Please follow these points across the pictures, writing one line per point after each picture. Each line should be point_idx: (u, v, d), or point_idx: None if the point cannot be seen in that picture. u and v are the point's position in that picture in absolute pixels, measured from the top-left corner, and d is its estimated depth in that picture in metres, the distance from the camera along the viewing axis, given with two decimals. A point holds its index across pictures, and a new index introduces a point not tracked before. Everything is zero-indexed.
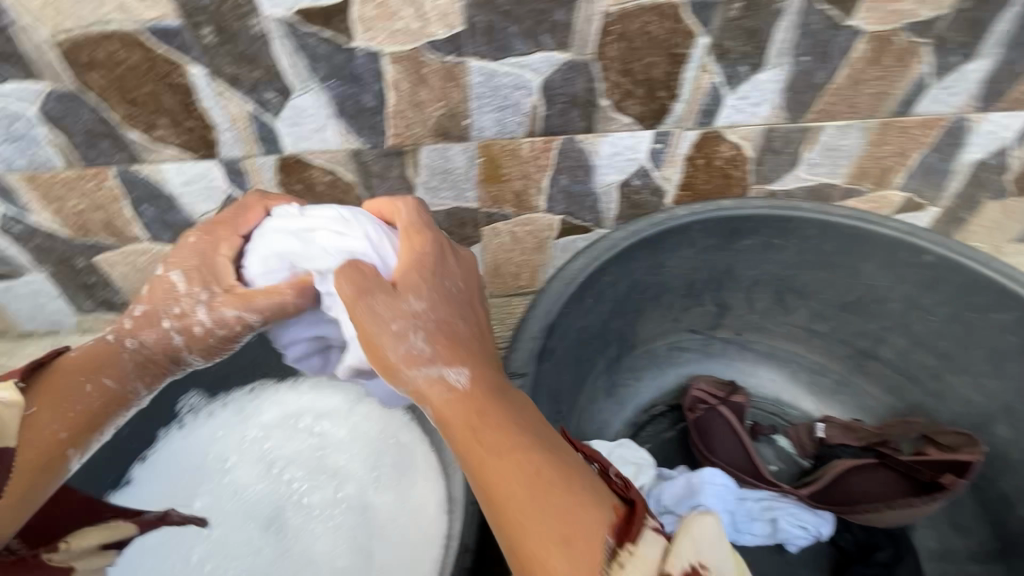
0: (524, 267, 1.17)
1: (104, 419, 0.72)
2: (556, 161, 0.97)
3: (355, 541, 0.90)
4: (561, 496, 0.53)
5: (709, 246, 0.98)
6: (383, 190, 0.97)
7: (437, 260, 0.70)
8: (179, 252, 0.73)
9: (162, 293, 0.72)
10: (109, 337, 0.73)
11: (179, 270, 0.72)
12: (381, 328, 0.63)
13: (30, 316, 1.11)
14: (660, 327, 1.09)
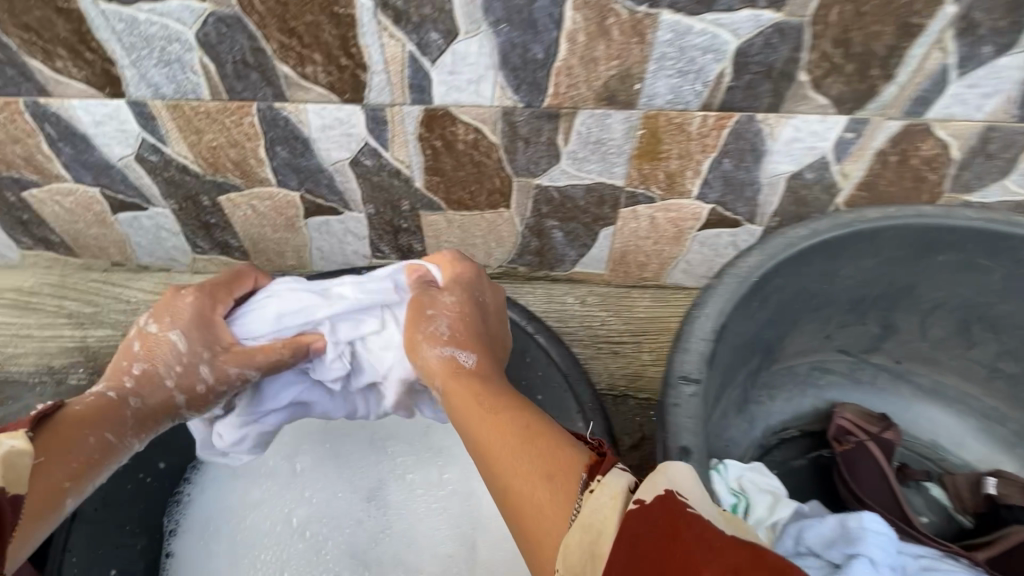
0: (654, 258, 1.06)
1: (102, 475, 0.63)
2: (726, 142, 0.85)
3: (458, 527, 0.86)
4: (544, 443, 0.52)
5: (895, 258, 0.83)
6: (526, 155, 0.88)
7: (473, 276, 0.77)
8: (189, 311, 0.72)
9: (162, 353, 0.69)
10: (108, 394, 0.66)
11: (179, 329, 0.70)
12: (418, 317, 0.73)
13: (148, 250, 1.11)
14: (808, 343, 0.95)
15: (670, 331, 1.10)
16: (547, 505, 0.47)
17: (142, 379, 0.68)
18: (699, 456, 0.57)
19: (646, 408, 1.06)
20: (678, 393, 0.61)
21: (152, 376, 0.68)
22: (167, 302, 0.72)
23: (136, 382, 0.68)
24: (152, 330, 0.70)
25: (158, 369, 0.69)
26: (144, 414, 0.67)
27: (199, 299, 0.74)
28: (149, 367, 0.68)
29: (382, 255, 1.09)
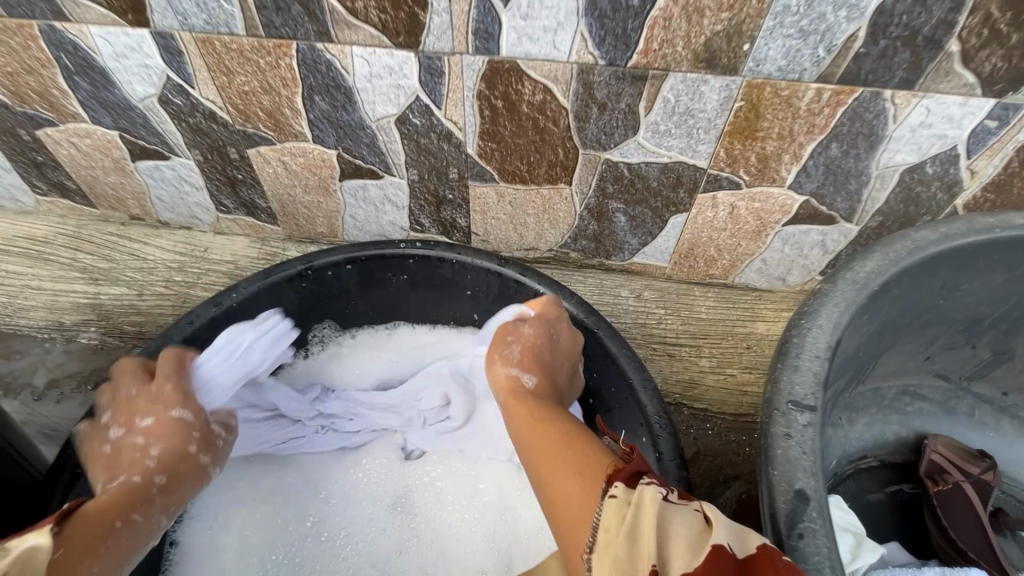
0: (726, 253, 0.94)
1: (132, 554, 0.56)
2: (840, 122, 0.72)
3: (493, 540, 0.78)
4: (579, 455, 0.52)
5: None
6: (598, 124, 0.77)
7: (558, 314, 0.75)
8: (176, 383, 0.71)
9: (172, 431, 0.68)
10: (129, 479, 0.62)
11: (182, 406, 0.70)
12: (497, 343, 0.76)
13: (169, 205, 1.02)
14: (903, 364, 0.83)
15: (735, 337, 0.98)
16: (575, 505, 0.46)
17: (160, 456, 0.66)
18: (821, 504, 0.45)
19: (702, 421, 0.93)
20: (789, 421, 0.49)
21: (167, 455, 0.66)
22: (128, 403, 0.69)
23: (156, 458, 0.65)
24: (148, 422, 0.68)
25: (172, 441, 0.67)
26: (173, 480, 0.65)
27: (174, 371, 0.71)
28: (162, 445, 0.66)
29: (421, 228, 0.99)
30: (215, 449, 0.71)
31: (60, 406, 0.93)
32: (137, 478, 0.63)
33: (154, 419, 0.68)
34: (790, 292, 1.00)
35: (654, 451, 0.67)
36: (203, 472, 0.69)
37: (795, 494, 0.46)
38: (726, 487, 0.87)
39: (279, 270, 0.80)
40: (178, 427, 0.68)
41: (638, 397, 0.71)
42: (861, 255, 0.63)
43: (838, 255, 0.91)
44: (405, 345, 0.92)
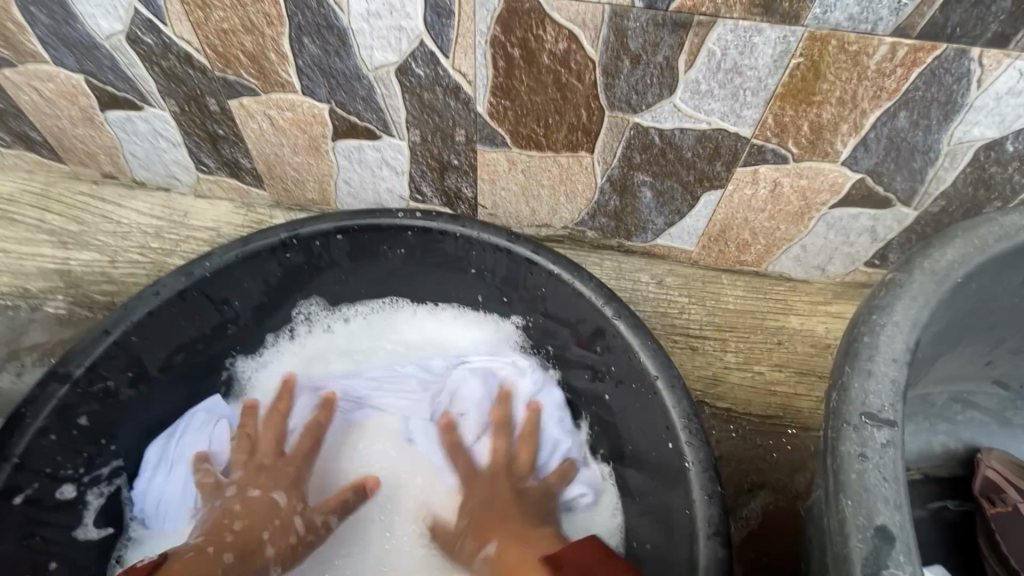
0: (762, 237, 0.84)
1: None
2: (914, 86, 0.62)
3: None
4: None
5: None
6: (629, 81, 0.66)
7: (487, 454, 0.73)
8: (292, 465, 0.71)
9: (267, 516, 0.66)
10: (207, 549, 0.61)
11: (281, 488, 0.69)
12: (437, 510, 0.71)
13: (145, 162, 0.92)
14: (960, 369, 0.73)
15: (765, 331, 0.88)
16: None
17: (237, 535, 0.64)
18: (908, 545, 0.38)
19: (725, 422, 0.83)
20: (864, 439, 0.42)
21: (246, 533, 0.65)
22: (246, 446, 0.72)
23: (235, 536, 0.64)
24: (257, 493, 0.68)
25: (259, 519, 0.66)
26: (242, 554, 0.63)
27: (301, 456, 0.72)
28: (246, 522, 0.65)
29: (422, 197, 0.89)
30: (290, 551, 0.65)
31: (20, 380, 0.84)
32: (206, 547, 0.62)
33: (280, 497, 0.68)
34: (828, 284, 0.90)
35: (683, 460, 0.59)
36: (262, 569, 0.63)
37: (875, 530, 0.39)
38: (750, 496, 0.78)
39: (259, 238, 0.71)
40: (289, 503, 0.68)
41: (665, 398, 0.62)
42: (939, 240, 0.53)
43: (888, 243, 0.81)
44: (384, 324, 0.83)
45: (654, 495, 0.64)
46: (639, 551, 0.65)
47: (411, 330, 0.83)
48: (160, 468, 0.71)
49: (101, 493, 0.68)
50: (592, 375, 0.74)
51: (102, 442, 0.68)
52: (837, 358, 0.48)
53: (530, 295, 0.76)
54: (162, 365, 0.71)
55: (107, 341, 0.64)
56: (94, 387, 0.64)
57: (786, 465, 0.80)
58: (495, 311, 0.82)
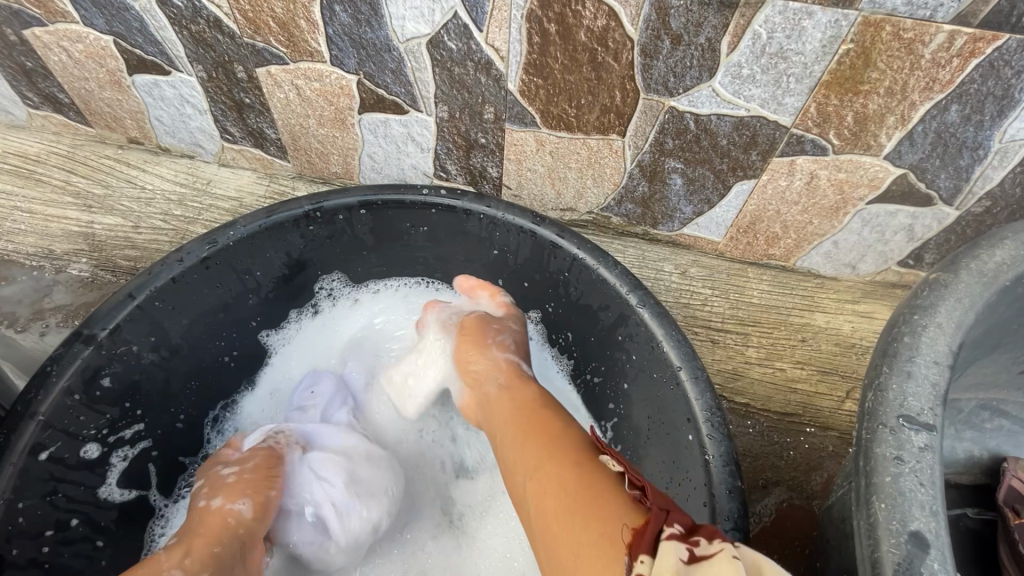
0: (793, 231, 0.82)
1: (213, 534, 0.58)
2: (969, 79, 0.59)
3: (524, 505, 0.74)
4: (568, 484, 0.47)
5: None
6: (668, 62, 0.64)
7: (490, 330, 0.71)
8: (249, 472, 0.65)
9: (196, 519, 0.60)
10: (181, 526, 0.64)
11: (247, 498, 0.62)
12: (472, 363, 0.69)
13: (170, 129, 0.92)
14: (993, 376, 0.70)
15: (789, 328, 0.86)
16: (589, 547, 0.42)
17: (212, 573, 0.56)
18: (943, 552, 0.38)
19: (742, 418, 0.81)
20: (901, 442, 0.41)
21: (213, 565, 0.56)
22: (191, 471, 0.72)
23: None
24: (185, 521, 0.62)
25: (201, 551, 0.56)
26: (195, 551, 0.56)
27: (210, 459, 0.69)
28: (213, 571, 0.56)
29: (446, 175, 0.87)
30: (233, 482, 0.64)
31: (44, 340, 0.85)
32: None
33: (216, 504, 0.61)
34: (858, 282, 0.88)
35: (702, 454, 0.58)
36: (229, 510, 0.61)
37: (909, 535, 0.38)
38: (765, 493, 0.77)
39: (282, 209, 0.70)
40: (259, 521, 0.62)
41: (687, 390, 0.60)
42: (987, 241, 0.51)
43: (925, 244, 0.78)
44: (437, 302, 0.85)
45: (669, 487, 0.63)
46: None
47: None
48: None
49: (125, 456, 0.70)
50: (611, 362, 0.73)
51: (125, 405, 0.68)
52: (875, 358, 0.47)
53: (556, 284, 0.75)
54: (184, 333, 0.72)
55: (132, 305, 0.65)
56: (118, 350, 0.65)
57: (803, 463, 0.79)
58: (516, 298, 0.81)
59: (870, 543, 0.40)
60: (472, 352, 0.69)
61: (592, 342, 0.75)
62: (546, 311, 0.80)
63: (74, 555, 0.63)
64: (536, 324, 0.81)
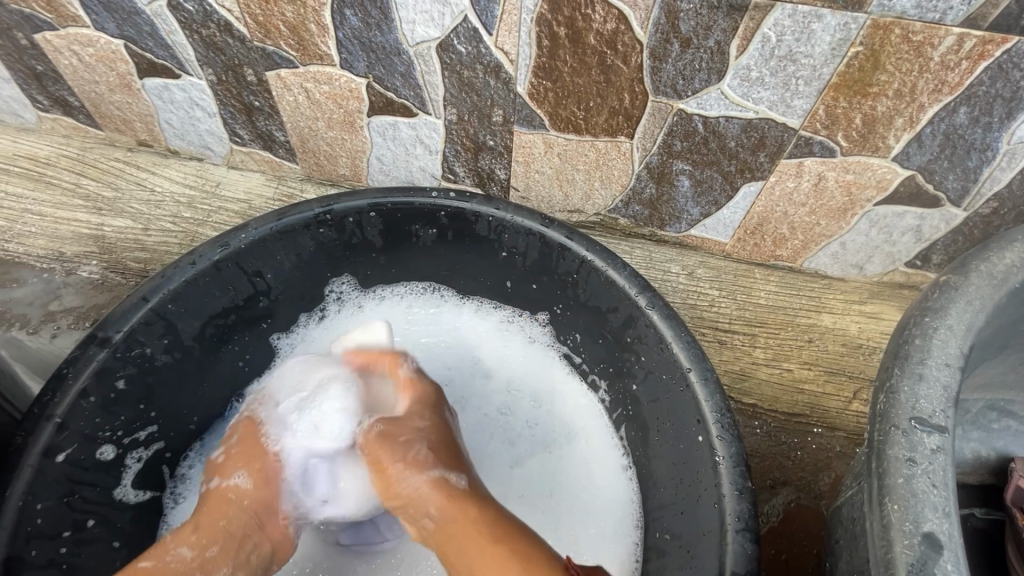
0: (800, 232, 0.82)
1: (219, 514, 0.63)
2: (978, 81, 0.59)
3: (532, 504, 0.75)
4: None
5: None
6: (677, 65, 0.64)
7: (417, 411, 0.70)
8: (236, 446, 0.68)
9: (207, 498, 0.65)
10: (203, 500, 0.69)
11: (242, 470, 0.66)
12: (389, 448, 0.67)
13: (179, 132, 0.92)
14: (1001, 377, 0.71)
15: (795, 329, 0.87)
16: None
17: (218, 544, 0.61)
18: (956, 553, 0.38)
19: (750, 419, 0.82)
20: (913, 444, 0.41)
21: (220, 535, 0.61)
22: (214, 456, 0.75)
23: (196, 545, 0.60)
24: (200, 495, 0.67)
25: (206, 528, 0.61)
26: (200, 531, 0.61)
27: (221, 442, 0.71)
28: (218, 542, 0.61)
29: (454, 177, 0.88)
30: (234, 460, 0.67)
31: (55, 342, 0.86)
32: (173, 564, 0.58)
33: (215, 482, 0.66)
34: (865, 283, 0.88)
35: (712, 455, 0.58)
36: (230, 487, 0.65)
37: (923, 537, 0.39)
38: (773, 493, 0.77)
39: (293, 212, 0.71)
40: (259, 491, 0.66)
41: (697, 392, 0.61)
42: (998, 243, 0.51)
43: (933, 244, 0.79)
44: (443, 304, 0.85)
45: (679, 487, 0.63)
46: (663, 542, 0.64)
47: (467, 316, 0.84)
48: None
49: (139, 458, 0.71)
50: (620, 364, 0.73)
51: (140, 407, 0.69)
52: (886, 360, 0.47)
53: (565, 286, 0.75)
54: (195, 335, 0.72)
55: (145, 308, 0.65)
56: (132, 352, 0.65)
57: (811, 463, 0.79)
58: (525, 300, 0.82)
59: (885, 544, 0.40)
60: (404, 433, 0.67)
61: (600, 344, 0.76)
62: (554, 313, 0.80)
63: (90, 555, 0.64)
64: (544, 326, 0.82)
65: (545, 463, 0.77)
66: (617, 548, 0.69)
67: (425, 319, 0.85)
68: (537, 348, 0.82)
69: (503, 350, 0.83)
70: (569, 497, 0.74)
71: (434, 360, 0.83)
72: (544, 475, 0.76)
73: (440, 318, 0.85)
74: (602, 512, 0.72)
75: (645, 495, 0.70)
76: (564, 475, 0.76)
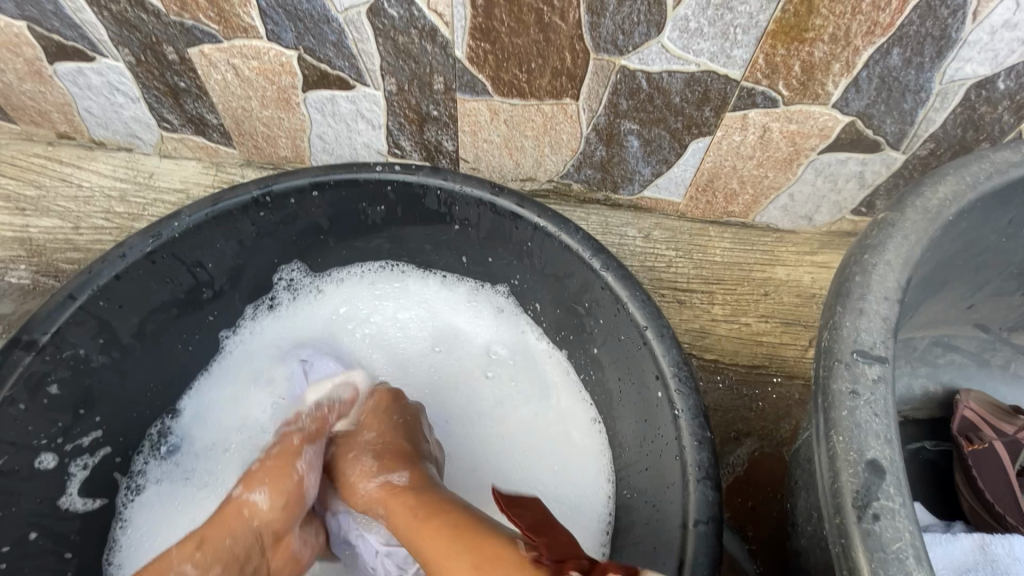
0: (750, 186, 0.83)
1: (229, 539, 0.61)
2: (909, 21, 0.59)
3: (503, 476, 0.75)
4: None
5: None
6: (616, 19, 0.63)
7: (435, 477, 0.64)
8: (270, 460, 0.66)
9: (233, 514, 0.62)
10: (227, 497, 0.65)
11: (265, 488, 0.63)
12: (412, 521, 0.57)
13: (102, 120, 0.86)
14: (946, 312, 0.73)
15: (752, 283, 0.88)
16: None
17: (222, 565, 0.60)
18: (898, 477, 0.39)
19: (712, 374, 0.83)
20: (856, 376, 0.42)
21: (223, 556, 0.60)
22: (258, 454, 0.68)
23: (200, 565, 0.59)
24: (229, 500, 0.63)
25: (212, 545, 0.60)
26: (203, 547, 0.60)
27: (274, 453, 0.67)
28: (223, 562, 0.60)
29: (401, 152, 0.85)
30: (268, 478, 0.64)
31: None
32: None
33: (237, 493, 0.63)
34: (815, 233, 0.90)
35: (672, 408, 0.58)
36: (252, 511, 0.62)
37: (867, 464, 0.40)
38: (737, 444, 0.79)
39: (229, 196, 0.67)
40: (277, 515, 0.63)
41: (654, 348, 0.61)
42: (930, 179, 0.52)
43: (876, 190, 0.80)
44: (404, 287, 0.83)
45: (643, 445, 0.64)
46: (630, 499, 0.65)
47: (428, 294, 0.83)
48: (173, 457, 0.73)
49: (85, 465, 0.67)
50: (581, 330, 0.73)
51: (80, 412, 0.66)
52: (829, 298, 0.48)
53: (521, 256, 0.74)
54: (135, 332, 0.69)
55: (74, 307, 0.61)
56: (64, 354, 0.62)
57: (772, 413, 0.81)
58: (483, 275, 0.80)
59: (830, 473, 0.41)
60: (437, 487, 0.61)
61: (560, 312, 0.75)
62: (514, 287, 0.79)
63: (37, 568, 0.62)
64: (507, 298, 0.81)
65: (522, 432, 0.76)
66: (590, 512, 0.70)
67: (386, 300, 0.82)
68: (501, 321, 0.81)
69: (467, 323, 0.82)
70: (540, 466, 0.74)
71: (404, 337, 0.82)
72: (523, 452, 0.75)
73: (400, 301, 0.82)
74: (572, 479, 0.72)
75: (612, 456, 0.70)
76: (537, 443, 0.75)
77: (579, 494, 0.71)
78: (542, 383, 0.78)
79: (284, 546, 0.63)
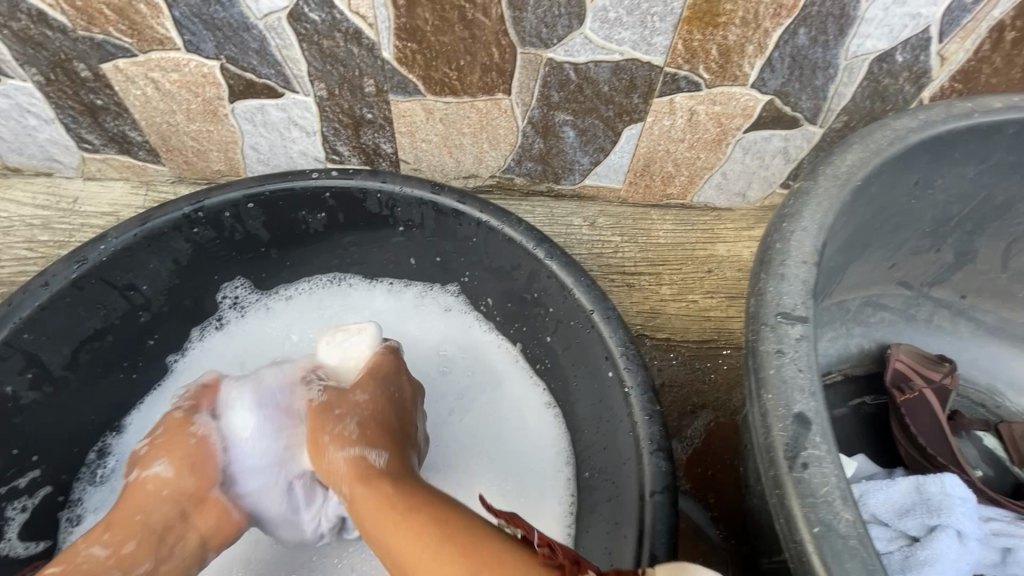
0: (684, 168, 0.86)
1: (137, 513, 0.56)
2: (810, 1, 0.63)
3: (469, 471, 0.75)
4: None
5: (991, 166, 0.67)
6: (538, 13, 0.64)
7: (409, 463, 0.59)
8: (159, 437, 0.61)
9: (134, 495, 0.57)
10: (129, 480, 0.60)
11: (162, 458, 0.59)
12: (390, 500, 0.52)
13: (15, 145, 0.82)
14: (871, 273, 0.78)
15: (695, 261, 0.91)
16: None
17: (137, 539, 0.55)
18: (823, 426, 0.42)
19: (665, 351, 0.86)
20: (780, 337, 0.45)
21: (137, 531, 0.55)
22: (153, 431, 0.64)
23: (112, 544, 0.54)
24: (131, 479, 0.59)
25: (120, 523, 0.56)
26: (110, 527, 0.55)
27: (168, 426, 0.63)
28: (139, 536, 0.55)
29: (339, 157, 0.84)
30: (165, 448, 0.60)
31: None
32: (84, 565, 0.52)
33: (135, 473, 0.59)
34: (750, 210, 0.94)
35: (623, 386, 0.60)
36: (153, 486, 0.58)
37: (795, 417, 0.42)
38: (694, 417, 0.82)
39: (159, 214, 0.66)
40: (182, 478, 0.59)
41: (602, 330, 0.62)
42: (839, 148, 0.56)
43: (800, 164, 0.84)
44: (354, 295, 0.81)
45: (599, 426, 0.65)
46: (592, 480, 0.67)
47: (381, 300, 0.82)
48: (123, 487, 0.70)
49: (24, 507, 0.64)
50: (533, 320, 0.74)
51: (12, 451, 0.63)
52: (754, 268, 0.50)
53: (468, 252, 0.74)
54: (66, 363, 0.66)
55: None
56: None
57: (723, 384, 0.84)
58: (434, 274, 0.80)
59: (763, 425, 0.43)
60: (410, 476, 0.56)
61: (513, 305, 0.76)
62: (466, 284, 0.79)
63: None
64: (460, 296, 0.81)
65: (481, 425, 0.76)
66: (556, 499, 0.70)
67: (337, 310, 0.81)
68: (456, 321, 0.81)
69: (422, 325, 0.81)
70: (506, 460, 0.74)
71: None
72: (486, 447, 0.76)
73: (352, 309, 0.81)
74: (538, 468, 0.72)
75: (574, 442, 0.72)
76: (500, 436, 0.75)
77: (545, 483, 0.71)
78: (497, 376, 0.78)
79: (209, 506, 0.60)
